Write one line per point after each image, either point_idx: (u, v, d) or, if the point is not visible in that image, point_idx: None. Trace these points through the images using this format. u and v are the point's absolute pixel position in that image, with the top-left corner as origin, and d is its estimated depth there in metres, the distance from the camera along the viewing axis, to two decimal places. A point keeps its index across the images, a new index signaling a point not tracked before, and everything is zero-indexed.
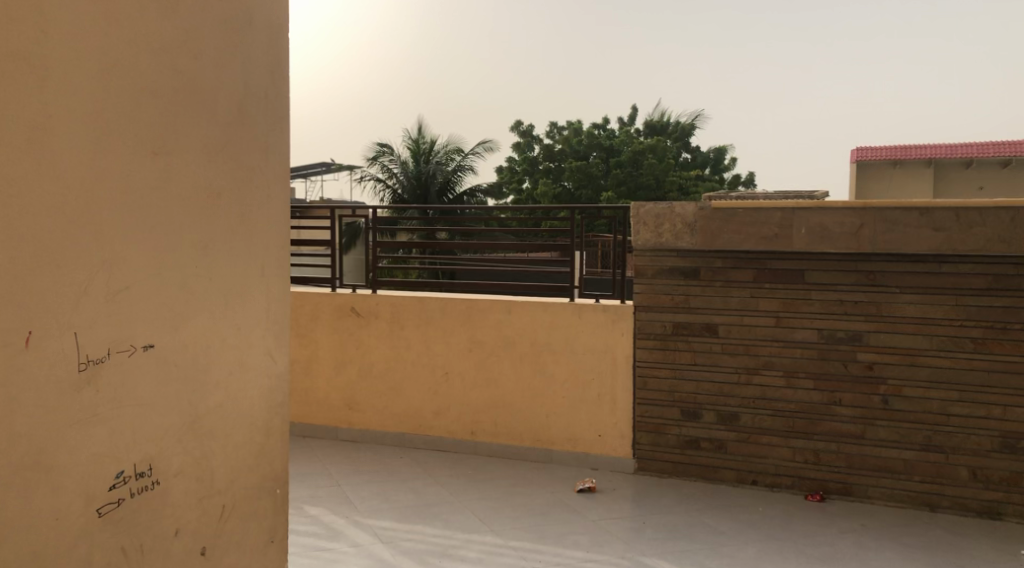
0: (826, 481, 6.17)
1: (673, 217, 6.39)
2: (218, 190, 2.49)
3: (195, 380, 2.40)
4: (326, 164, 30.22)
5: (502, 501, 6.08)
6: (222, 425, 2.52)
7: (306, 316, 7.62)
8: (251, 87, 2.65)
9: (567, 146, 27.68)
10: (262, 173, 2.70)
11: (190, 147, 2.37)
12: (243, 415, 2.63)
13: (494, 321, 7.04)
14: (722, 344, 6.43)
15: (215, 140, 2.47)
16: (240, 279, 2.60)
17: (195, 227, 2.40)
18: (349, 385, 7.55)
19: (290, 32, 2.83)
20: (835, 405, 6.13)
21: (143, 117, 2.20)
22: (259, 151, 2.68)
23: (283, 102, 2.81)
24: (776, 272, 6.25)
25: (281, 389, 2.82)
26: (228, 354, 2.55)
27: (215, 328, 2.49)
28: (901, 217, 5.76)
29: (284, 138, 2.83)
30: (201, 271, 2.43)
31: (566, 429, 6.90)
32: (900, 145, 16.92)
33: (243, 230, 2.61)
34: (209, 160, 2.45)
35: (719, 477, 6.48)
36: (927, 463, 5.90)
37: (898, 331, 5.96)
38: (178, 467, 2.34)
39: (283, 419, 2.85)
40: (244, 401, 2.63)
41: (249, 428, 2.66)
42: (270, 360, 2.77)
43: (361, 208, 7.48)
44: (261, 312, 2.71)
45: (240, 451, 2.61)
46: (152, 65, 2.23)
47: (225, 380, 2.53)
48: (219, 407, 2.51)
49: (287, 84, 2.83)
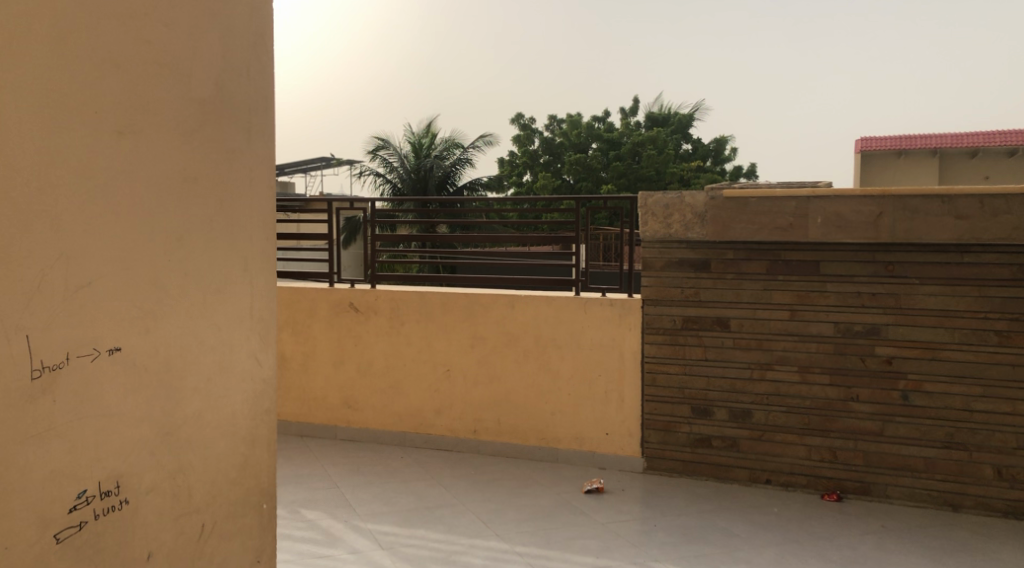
0: (842, 480, 5.94)
1: (683, 207, 6.17)
2: (194, 172, 2.25)
3: (170, 386, 2.16)
4: (326, 159, 29.98)
5: (506, 503, 5.85)
6: (201, 436, 2.29)
7: (303, 311, 7.39)
8: (231, 59, 2.40)
9: (567, 139, 27.40)
10: (245, 155, 2.46)
11: (165, 128, 2.14)
12: (226, 424, 2.40)
13: (497, 315, 6.81)
14: (734, 338, 6.19)
15: (190, 117, 2.23)
16: (223, 272, 2.37)
17: (168, 214, 2.16)
18: (347, 383, 7.32)
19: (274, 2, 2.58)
20: (852, 402, 5.90)
21: (106, 90, 1.95)
22: (246, 132, 2.46)
23: (268, 78, 2.56)
24: (790, 263, 6.01)
25: (270, 394, 2.59)
26: (209, 356, 2.32)
27: (194, 328, 2.26)
28: (922, 204, 5.53)
29: (270, 118, 2.58)
30: (177, 264, 2.19)
31: (572, 428, 6.67)
32: (904, 135, 16.72)
33: (226, 219, 2.38)
34: (186, 141, 2.22)
35: (731, 476, 6.24)
36: (949, 461, 5.67)
37: (919, 324, 5.72)
38: (151, 483, 2.11)
39: (271, 427, 2.61)
40: (228, 408, 2.40)
41: (232, 437, 2.42)
42: (255, 363, 2.53)
43: (360, 200, 7.24)
44: (245, 310, 2.47)
45: (223, 464, 2.38)
46: (116, 33, 1.98)
47: (206, 386, 2.30)
48: (197, 415, 2.28)
49: (272, 58, 2.58)
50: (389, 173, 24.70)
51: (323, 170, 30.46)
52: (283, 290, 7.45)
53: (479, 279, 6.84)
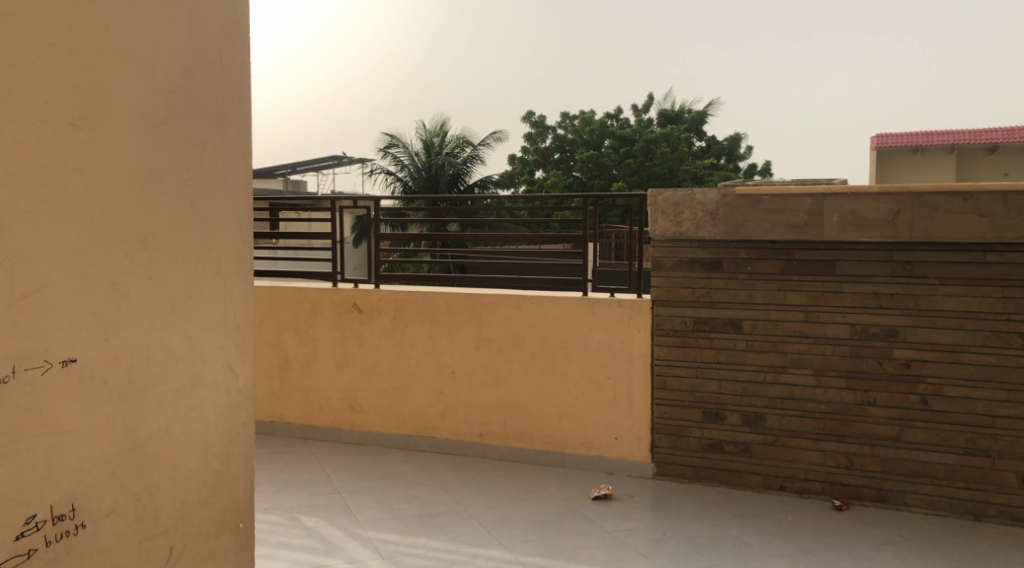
0: (858, 487, 5.74)
1: (694, 205, 5.98)
2: (158, 170, 2.44)
3: (132, 402, 2.37)
4: (336, 157, 29.74)
5: (511, 509, 5.69)
6: (168, 450, 2.50)
7: (306, 311, 7.24)
8: (196, 56, 2.57)
9: (579, 136, 27.16)
10: (215, 149, 2.66)
11: (131, 154, 2.33)
12: (195, 440, 2.62)
13: (503, 317, 6.64)
14: (746, 340, 6.00)
15: (153, 114, 2.41)
16: (191, 285, 2.58)
17: (129, 213, 2.34)
18: (351, 385, 7.17)
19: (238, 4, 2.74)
20: (869, 406, 5.70)
21: (61, 85, 2.10)
22: (215, 155, 2.67)
23: (236, 72, 2.74)
24: (804, 263, 5.82)
25: (244, 407, 2.82)
26: (176, 370, 2.53)
27: (158, 334, 2.46)
28: (943, 202, 5.32)
29: (243, 112, 2.79)
30: (138, 261, 2.37)
31: (579, 432, 6.50)
32: (920, 132, 16.86)
33: (194, 236, 2.60)
34: (148, 139, 2.39)
35: (744, 483, 6.06)
36: (971, 468, 5.46)
37: (938, 326, 5.52)
38: (110, 506, 2.28)
39: (245, 443, 2.86)
40: (195, 423, 2.63)
41: (204, 452, 2.66)
42: (229, 373, 2.76)
43: (364, 198, 7.08)
44: (216, 316, 2.69)
45: (194, 483, 2.62)
46: (71, 25, 2.12)
47: (172, 396, 2.52)
48: (163, 430, 2.50)
49: (237, 54, 2.75)
50: (400, 170, 24.54)
51: (335, 168, 30.31)
52: (286, 290, 7.30)
53: (485, 279, 6.67)
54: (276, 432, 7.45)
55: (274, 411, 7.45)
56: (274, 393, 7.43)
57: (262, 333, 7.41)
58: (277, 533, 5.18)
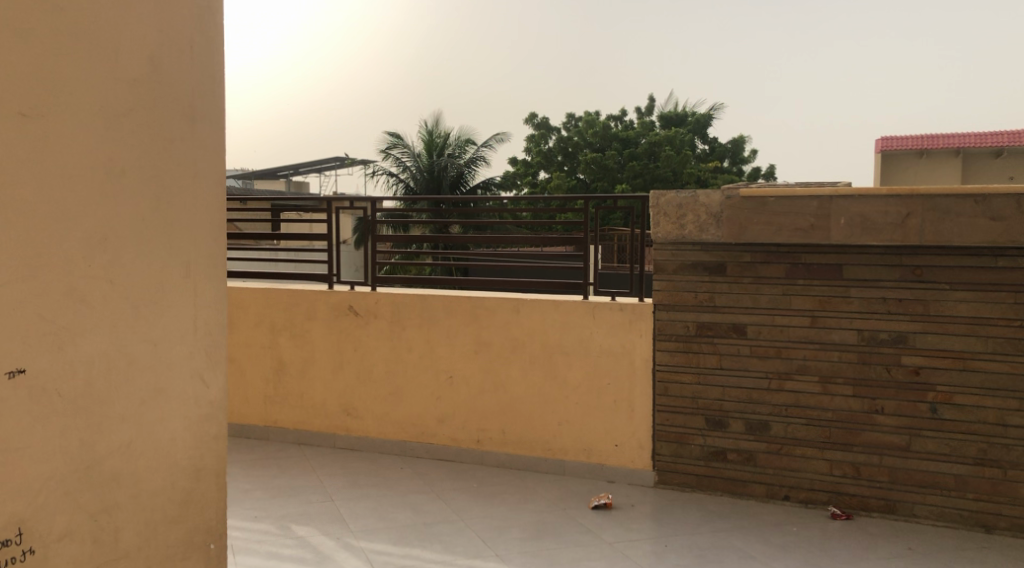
0: (866, 498, 5.58)
1: (697, 207, 5.83)
2: (120, 167, 2.72)
3: (93, 415, 2.64)
4: (340, 159, 29.81)
5: (509, 519, 5.55)
6: (133, 464, 2.81)
7: (302, 314, 7.10)
8: (159, 67, 2.86)
9: (582, 138, 27.00)
10: (182, 144, 2.97)
11: (94, 162, 2.61)
12: (162, 453, 2.93)
13: (501, 321, 6.50)
14: (751, 346, 5.85)
15: (116, 110, 2.69)
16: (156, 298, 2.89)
17: (90, 207, 2.61)
18: (347, 389, 7.03)
19: (202, 19, 3.03)
20: (876, 414, 5.55)
21: (18, 80, 2.35)
22: (183, 177, 2.98)
23: (201, 76, 3.04)
24: (811, 267, 5.67)
25: (214, 420, 3.14)
26: (141, 382, 2.84)
27: (119, 341, 2.74)
28: (954, 205, 5.18)
29: (213, 104, 3.10)
30: (98, 259, 2.65)
31: (580, 439, 6.35)
32: (927, 135, 17.25)
33: (161, 255, 2.90)
34: (109, 137, 2.67)
35: (748, 492, 5.90)
36: (982, 479, 5.29)
37: (949, 332, 5.36)
38: (61, 532, 2.53)
39: (214, 459, 3.16)
40: (163, 439, 2.94)
41: (170, 468, 2.97)
42: (195, 382, 3.06)
43: (361, 198, 6.94)
44: (184, 322, 3.00)
45: (162, 501, 2.93)
46: (30, 20, 2.37)
47: (136, 409, 2.82)
48: (128, 443, 2.79)
49: (203, 59, 3.04)
50: (403, 171, 24.43)
51: (337, 170, 30.18)
52: (281, 292, 7.17)
53: (484, 282, 6.53)
54: (270, 437, 7.31)
55: (268, 415, 7.31)
56: (268, 397, 7.29)
57: (256, 336, 7.27)
58: (267, 543, 5.03)
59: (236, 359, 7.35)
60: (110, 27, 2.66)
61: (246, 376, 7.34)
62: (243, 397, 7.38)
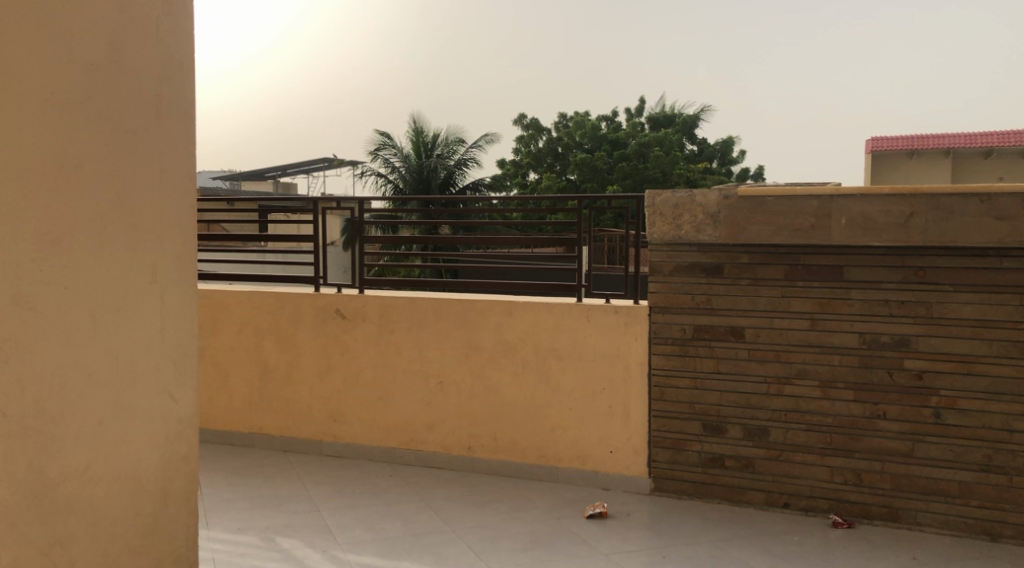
0: (868, 506, 5.44)
1: (693, 206, 5.67)
2: (80, 194, 2.88)
3: (52, 432, 2.79)
4: (329, 160, 29.62)
5: (501, 529, 5.37)
6: (93, 485, 2.94)
7: (287, 317, 6.91)
8: (119, 96, 3.02)
9: (571, 139, 26.88)
10: (144, 171, 3.12)
11: (52, 189, 2.78)
12: (128, 473, 3.07)
13: (492, 324, 6.33)
14: (749, 349, 5.70)
15: (75, 138, 2.86)
16: (123, 310, 3.04)
17: (46, 230, 2.76)
18: (333, 394, 6.84)
19: (159, 46, 3.16)
20: (878, 419, 5.41)
21: None
22: (146, 200, 3.13)
23: (161, 103, 3.18)
24: (810, 268, 5.53)
25: (183, 439, 3.29)
26: (103, 401, 2.97)
27: (80, 362, 2.88)
28: (958, 204, 5.04)
29: (176, 132, 3.24)
30: (57, 282, 2.80)
31: (574, 446, 6.19)
32: (916, 135, 17.47)
33: (127, 270, 3.06)
34: (68, 165, 2.83)
35: (746, 500, 5.75)
36: (987, 486, 5.16)
37: (953, 335, 5.22)
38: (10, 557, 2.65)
39: (179, 484, 3.29)
40: (129, 460, 3.08)
41: (133, 492, 3.09)
42: (161, 403, 3.20)
43: (348, 198, 6.76)
44: (147, 342, 3.13)
45: (125, 526, 3.04)
46: None
47: (96, 428, 2.94)
48: (88, 464, 2.92)
49: (163, 87, 3.19)
50: (391, 172, 24.22)
51: (326, 171, 29.96)
52: (265, 295, 6.98)
53: (474, 284, 6.36)
54: (256, 444, 7.11)
55: (253, 422, 7.11)
56: (253, 403, 7.09)
57: (241, 340, 7.08)
58: (250, 557, 4.83)
59: (220, 364, 7.15)
60: (68, 62, 2.83)
61: (230, 382, 7.14)
62: (228, 403, 7.18)
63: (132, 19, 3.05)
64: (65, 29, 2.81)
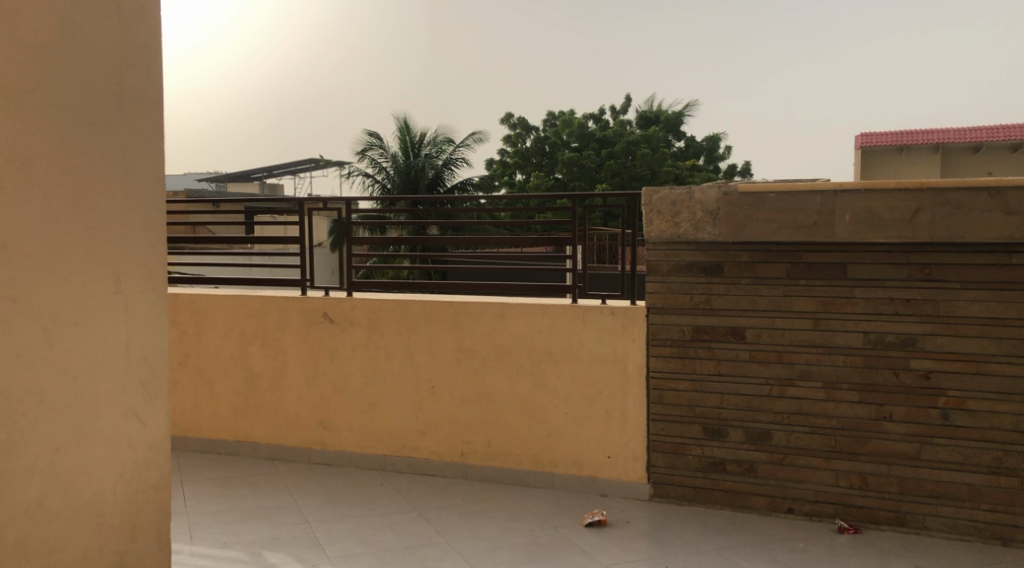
0: (874, 511, 5.28)
1: (692, 204, 5.51)
2: (37, 211, 2.81)
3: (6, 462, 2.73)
4: (316, 160, 29.45)
5: (498, 540, 5.19)
6: (52, 523, 2.88)
7: (274, 322, 6.70)
8: (77, 107, 2.95)
9: (558, 138, 26.73)
10: (104, 184, 3.05)
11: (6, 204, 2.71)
12: (90, 504, 3.01)
13: (485, 327, 6.14)
14: (750, 350, 5.53)
15: (31, 153, 2.79)
16: (82, 322, 2.97)
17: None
18: (322, 401, 6.63)
19: (117, 54, 3.08)
20: (884, 421, 5.25)
21: None
22: (108, 213, 3.07)
23: (122, 113, 3.11)
24: (812, 266, 5.37)
25: (153, 467, 3.27)
26: (62, 428, 2.91)
27: (36, 384, 2.82)
28: (966, 199, 4.90)
29: (137, 142, 3.18)
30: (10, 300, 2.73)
31: (570, 451, 6.01)
32: (905, 131, 17.48)
33: (88, 280, 3.00)
34: (23, 180, 2.77)
35: (749, 505, 5.58)
36: (997, 489, 5.01)
37: (960, 334, 5.07)
38: None
39: (148, 515, 3.24)
40: (90, 493, 3.02)
41: (98, 524, 3.04)
42: (125, 428, 3.15)
43: (335, 199, 6.56)
44: (106, 360, 3.07)
45: (89, 558, 3.00)
46: None
47: (53, 457, 2.88)
48: (45, 497, 2.86)
49: (123, 96, 3.11)
50: (379, 173, 23.99)
51: (313, 172, 29.78)
52: (251, 299, 6.76)
53: (466, 285, 6.17)
54: (242, 452, 6.90)
55: (239, 429, 6.90)
56: (239, 411, 6.88)
57: (226, 345, 6.87)
58: None
59: (205, 371, 6.93)
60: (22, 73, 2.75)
61: (215, 390, 6.93)
62: (212, 411, 6.96)
63: (92, 25, 2.98)
64: (24, 42, 2.75)
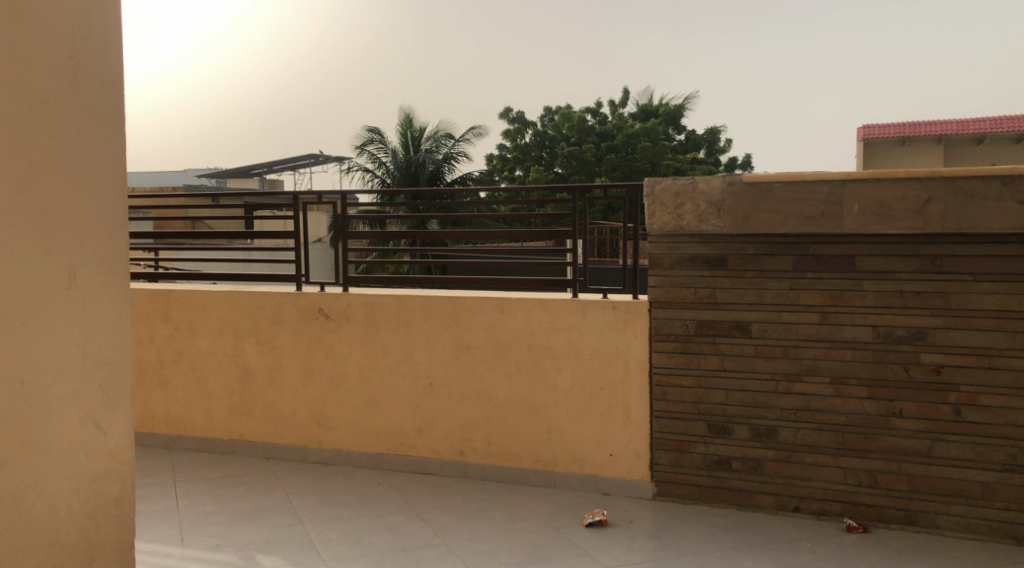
0: (884, 509, 5.14)
1: (696, 195, 5.36)
2: None
3: None
4: (315, 156, 29.27)
5: (496, 541, 5.05)
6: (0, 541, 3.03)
7: (268, 318, 6.56)
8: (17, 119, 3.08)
9: (558, 132, 26.58)
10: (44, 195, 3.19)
11: None
12: (45, 515, 3.18)
13: (484, 322, 6.00)
14: (756, 345, 5.39)
15: None
16: (27, 328, 3.13)
17: None
18: (318, 398, 6.49)
19: (57, 68, 3.22)
20: (894, 417, 5.11)
21: None
22: (47, 222, 3.20)
23: (62, 125, 3.25)
24: (820, 259, 5.22)
25: (113, 477, 3.45)
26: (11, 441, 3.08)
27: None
28: (979, 188, 4.76)
29: (78, 154, 3.31)
30: None
31: (571, 448, 5.87)
32: (908, 122, 17.42)
33: (31, 288, 3.14)
34: None
35: (755, 504, 5.43)
36: (1011, 487, 4.87)
37: (973, 327, 4.93)
38: None
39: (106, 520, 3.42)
40: (38, 506, 3.16)
41: (55, 531, 3.22)
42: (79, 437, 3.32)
43: (331, 193, 6.41)
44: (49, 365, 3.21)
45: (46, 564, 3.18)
46: None
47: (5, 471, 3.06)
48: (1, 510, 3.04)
49: (62, 105, 3.25)
50: (378, 168, 23.81)
51: (313, 168, 29.65)
52: (244, 295, 6.62)
53: (465, 280, 6.02)
54: (237, 451, 6.76)
55: (233, 428, 6.76)
56: (233, 409, 6.74)
57: (219, 343, 6.72)
58: None
59: (199, 368, 6.79)
60: None
61: (209, 388, 6.78)
62: (206, 409, 6.82)
63: (30, 31, 3.12)
64: None
